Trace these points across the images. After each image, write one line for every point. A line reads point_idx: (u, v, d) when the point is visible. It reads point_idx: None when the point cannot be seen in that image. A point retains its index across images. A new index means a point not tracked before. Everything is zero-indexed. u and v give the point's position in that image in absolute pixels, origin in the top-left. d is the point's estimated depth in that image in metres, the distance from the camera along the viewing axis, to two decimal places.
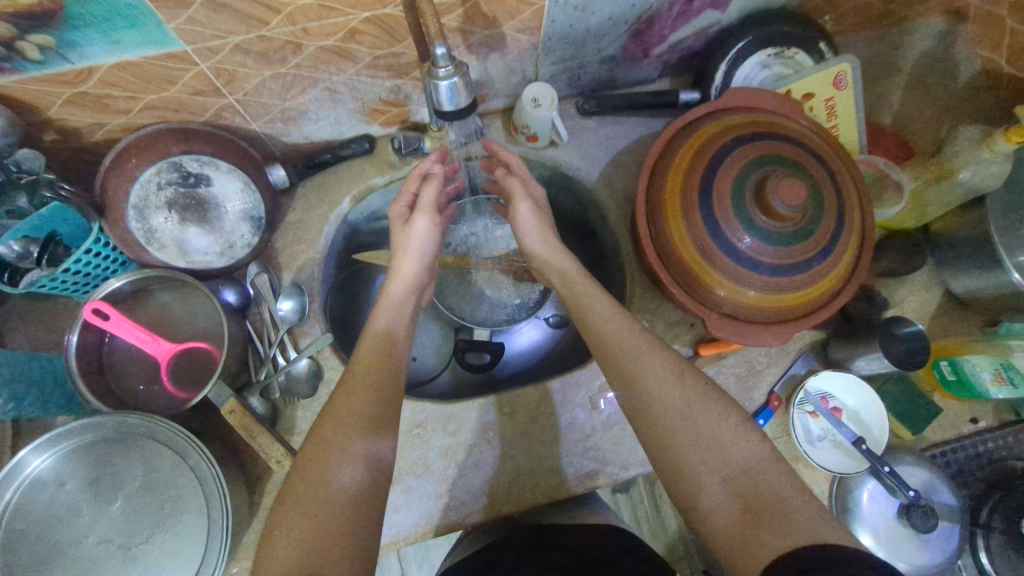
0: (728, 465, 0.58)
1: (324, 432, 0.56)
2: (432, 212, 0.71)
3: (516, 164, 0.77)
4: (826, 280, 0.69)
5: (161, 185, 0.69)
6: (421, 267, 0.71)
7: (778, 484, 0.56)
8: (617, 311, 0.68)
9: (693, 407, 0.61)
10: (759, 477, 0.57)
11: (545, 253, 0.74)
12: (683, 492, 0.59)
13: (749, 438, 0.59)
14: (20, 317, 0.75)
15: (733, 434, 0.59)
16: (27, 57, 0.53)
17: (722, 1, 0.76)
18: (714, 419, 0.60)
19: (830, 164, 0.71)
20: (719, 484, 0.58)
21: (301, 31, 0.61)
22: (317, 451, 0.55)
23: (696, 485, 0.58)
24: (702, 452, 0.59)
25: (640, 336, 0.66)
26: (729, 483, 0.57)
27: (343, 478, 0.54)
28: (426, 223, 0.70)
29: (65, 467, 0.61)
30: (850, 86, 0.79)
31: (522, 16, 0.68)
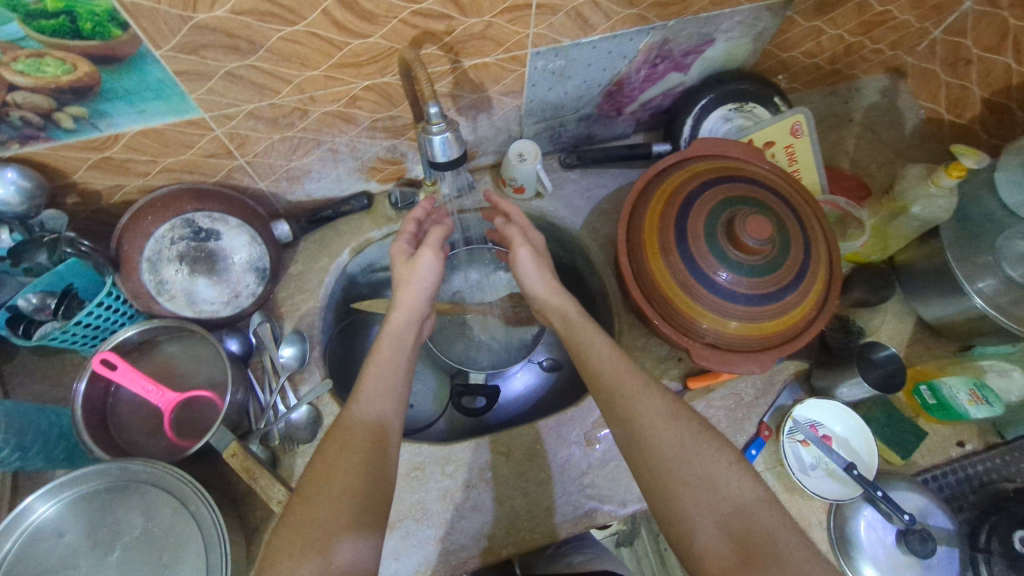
0: (722, 506, 0.58)
1: (328, 456, 0.58)
2: (436, 248, 0.74)
3: (515, 213, 0.81)
4: (799, 308, 0.73)
5: (174, 240, 0.73)
6: (422, 299, 0.74)
7: (772, 527, 0.57)
8: (612, 347, 0.70)
9: (686, 446, 0.62)
10: (752, 520, 0.58)
11: (548, 294, 0.76)
12: (674, 532, 0.59)
13: (741, 478, 0.60)
14: (26, 373, 0.77)
15: (727, 473, 0.60)
16: (62, 126, 0.59)
17: (684, 65, 0.85)
18: (708, 455, 0.61)
19: (792, 202, 0.77)
20: (714, 526, 0.58)
21: (308, 99, 0.68)
22: (321, 476, 0.57)
23: (690, 525, 0.58)
24: (696, 493, 0.59)
25: (636, 373, 0.68)
26: (723, 526, 0.58)
27: (345, 501, 0.56)
28: (432, 258, 0.74)
29: (65, 517, 0.61)
30: (806, 134, 0.87)
31: (507, 81, 0.76)
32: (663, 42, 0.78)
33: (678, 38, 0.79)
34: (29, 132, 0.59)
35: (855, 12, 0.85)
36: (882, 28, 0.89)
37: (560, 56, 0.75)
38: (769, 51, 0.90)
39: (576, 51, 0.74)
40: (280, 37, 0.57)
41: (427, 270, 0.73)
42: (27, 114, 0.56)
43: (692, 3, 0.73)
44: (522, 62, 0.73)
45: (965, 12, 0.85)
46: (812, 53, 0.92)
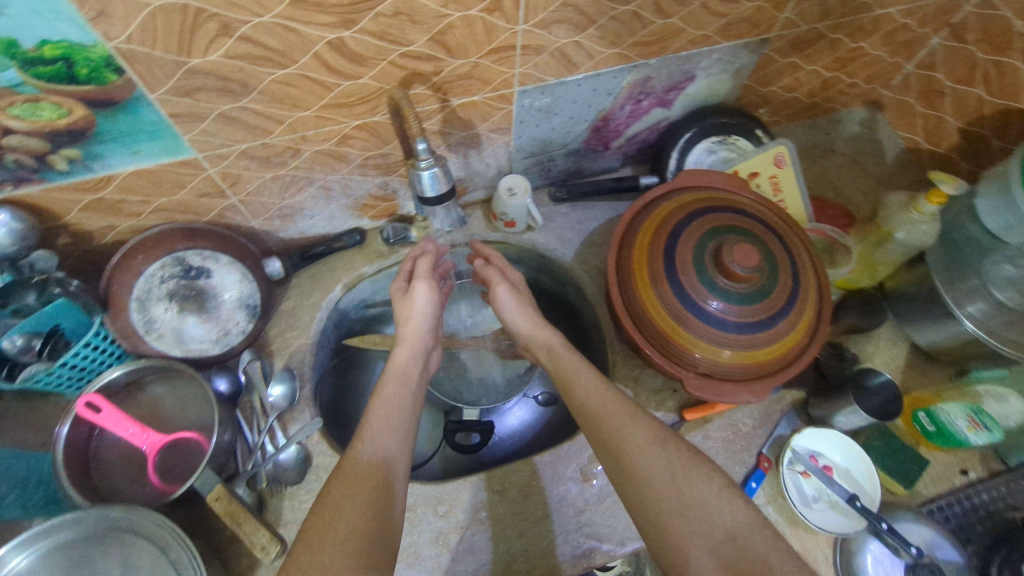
0: (715, 533, 0.58)
1: (334, 491, 0.57)
2: (429, 278, 0.76)
3: (495, 255, 0.85)
4: (791, 335, 0.73)
5: (164, 279, 0.72)
6: (426, 328, 0.75)
7: (766, 551, 0.56)
8: (599, 380, 0.71)
9: (677, 474, 0.61)
10: (746, 547, 0.57)
11: (532, 329, 0.78)
12: (668, 561, 0.58)
13: (733, 505, 0.59)
14: (8, 417, 0.75)
15: (717, 502, 0.59)
16: (55, 168, 0.60)
17: (667, 100, 0.88)
18: (699, 483, 0.60)
19: (778, 231, 0.79)
20: (708, 555, 0.57)
21: (300, 138, 0.69)
22: (327, 511, 0.55)
23: (684, 553, 0.57)
24: (687, 522, 0.58)
25: (623, 407, 0.67)
26: (716, 555, 0.57)
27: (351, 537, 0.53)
28: (426, 288, 0.75)
29: (38, 569, 0.58)
30: (789, 165, 0.89)
31: (495, 119, 0.78)
32: (645, 79, 0.81)
33: (660, 76, 0.81)
34: (23, 174, 0.59)
35: (829, 49, 0.88)
36: (856, 63, 0.92)
37: (546, 94, 0.77)
38: (750, 86, 0.93)
39: (562, 89, 0.77)
40: (273, 79, 0.59)
41: (424, 302, 0.75)
42: (21, 156, 0.57)
43: (672, 43, 0.76)
44: (509, 100, 0.75)
45: (934, 47, 0.89)
46: (791, 88, 0.95)
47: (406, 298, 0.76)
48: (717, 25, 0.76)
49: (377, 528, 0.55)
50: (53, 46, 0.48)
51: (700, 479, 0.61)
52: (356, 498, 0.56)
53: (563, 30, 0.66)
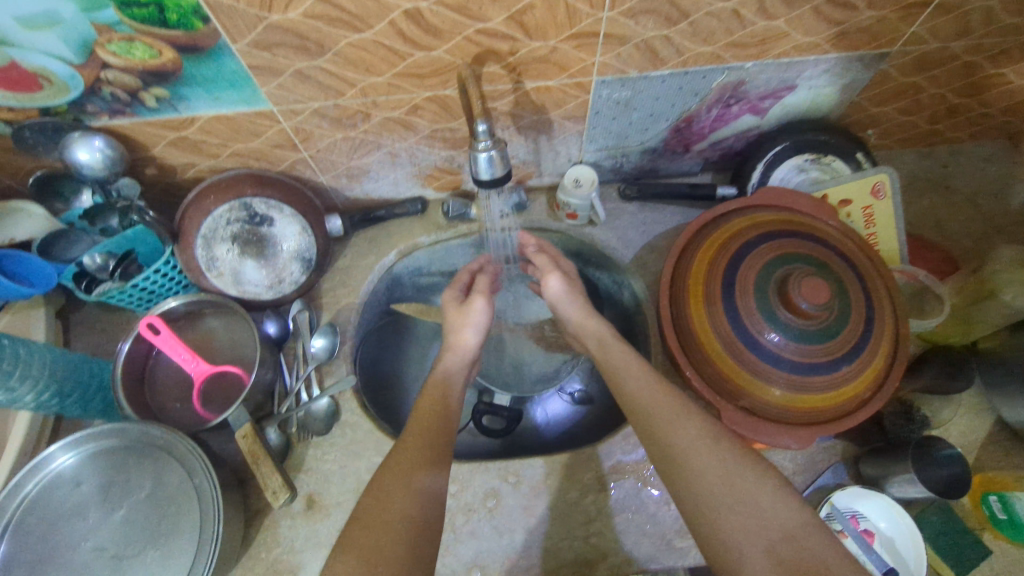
0: (768, 531, 0.51)
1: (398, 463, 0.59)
2: (486, 295, 0.78)
3: (547, 246, 0.85)
4: (852, 385, 0.67)
5: (230, 221, 0.76)
6: (477, 341, 0.77)
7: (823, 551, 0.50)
8: (647, 369, 0.68)
9: (730, 471, 0.56)
10: (804, 547, 0.50)
11: (580, 320, 0.77)
12: (719, 559, 0.53)
13: (786, 499, 0.54)
14: (90, 323, 0.83)
15: (770, 497, 0.54)
16: (145, 104, 0.64)
17: (761, 108, 0.81)
18: (748, 477, 0.55)
19: (861, 268, 0.71)
20: (761, 550, 0.51)
21: (371, 103, 0.69)
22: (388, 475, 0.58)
23: (732, 546, 0.52)
24: (742, 516, 0.53)
25: (675, 399, 0.63)
26: (771, 555, 0.50)
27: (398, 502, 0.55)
28: (482, 304, 0.77)
29: (83, 469, 0.66)
30: (889, 197, 0.80)
31: (569, 106, 0.75)
32: (738, 83, 0.75)
33: (756, 81, 0.75)
34: (117, 107, 0.64)
35: (963, 71, 0.77)
36: (994, 91, 0.81)
37: (627, 86, 0.73)
38: (860, 104, 0.83)
39: (645, 83, 0.72)
40: (348, 43, 0.59)
41: (474, 324, 0.76)
42: (116, 90, 0.62)
43: (772, 47, 0.69)
44: (586, 89, 0.72)
45: None
46: (910, 110, 0.85)
47: (461, 313, 0.77)
48: (830, 32, 0.68)
49: (419, 527, 0.54)
50: None
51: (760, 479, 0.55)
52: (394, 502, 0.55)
53: (651, 22, 0.62)
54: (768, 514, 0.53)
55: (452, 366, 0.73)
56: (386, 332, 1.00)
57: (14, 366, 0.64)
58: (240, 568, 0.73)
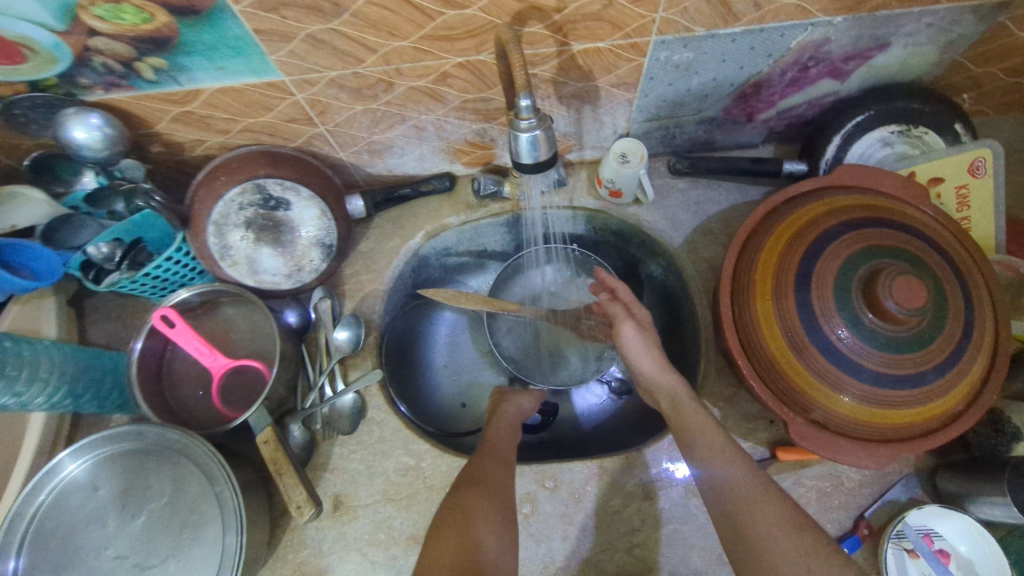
0: None
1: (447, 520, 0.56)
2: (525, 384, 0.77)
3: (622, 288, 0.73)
4: (943, 398, 0.58)
5: (243, 205, 0.70)
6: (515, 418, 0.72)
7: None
8: (717, 430, 0.61)
9: (813, 574, 0.50)
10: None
11: (656, 375, 0.66)
12: None
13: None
14: (104, 310, 0.79)
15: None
16: (142, 76, 0.57)
17: (843, 71, 0.69)
18: (813, 556, 0.50)
19: (958, 261, 0.61)
20: None
21: (394, 71, 0.61)
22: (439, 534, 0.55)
23: None
24: None
25: (740, 458, 0.58)
26: None
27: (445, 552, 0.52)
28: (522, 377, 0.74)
29: (98, 474, 0.62)
30: (989, 174, 0.69)
31: (620, 71, 0.65)
32: (822, 42, 0.64)
33: (843, 39, 0.63)
34: (112, 79, 0.57)
35: None
36: None
37: (689, 47, 0.62)
38: (961, 63, 0.71)
39: (711, 43, 0.62)
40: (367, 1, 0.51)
41: (526, 401, 0.77)
42: (108, 61, 0.54)
43: None
44: (642, 51, 0.62)
45: None
46: (1020, 70, 0.72)
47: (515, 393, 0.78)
48: None
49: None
50: None
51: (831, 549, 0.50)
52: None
53: None
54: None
55: (506, 432, 0.71)
56: (411, 315, 0.93)
57: (20, 369, 0.59)
58: (267, 570, 0.70)
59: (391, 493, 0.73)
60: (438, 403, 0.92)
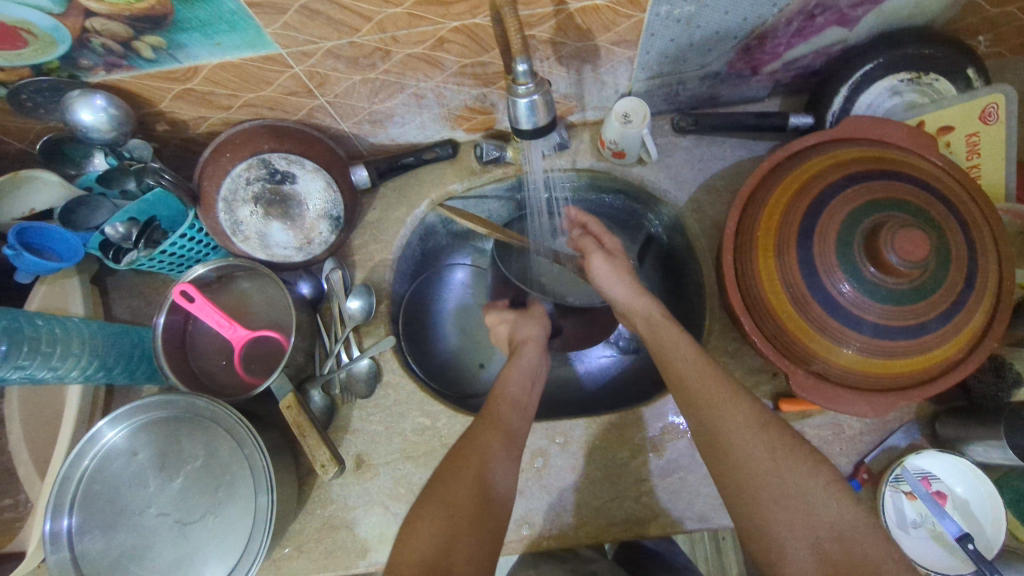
0: (816, 528, 0.51)
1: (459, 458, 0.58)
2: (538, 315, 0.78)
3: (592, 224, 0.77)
4: (943, 348, 0.59)
5: (250, 180, 0.71)
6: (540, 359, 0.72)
7: (875, 553, 0.49)
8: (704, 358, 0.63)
9: (780, 463, 0.54)
10: (855, 559, 0.49)
11: (630, 298, 0.70)
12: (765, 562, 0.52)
13: (839, 498, 0.52)
14: (125, 287, 0.82)
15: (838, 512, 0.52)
16: (141, 55, 0.57)
17: (851, 18, 0.67)
18: (803, 477, 0.53)
19: (964, 211, 0.60)
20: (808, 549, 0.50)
21: (390, 39, 0.60)
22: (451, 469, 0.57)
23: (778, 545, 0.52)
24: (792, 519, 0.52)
25: (723, 381, 0.60)
26: (817, 551, 0.50)
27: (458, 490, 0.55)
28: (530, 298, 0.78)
29: (135, 440, 0.65)
30: (1002, 121, 0.67)
31: (619, 28, 0.64)
32: None
33: None
34: (112, 60, 0.57)
35: None
36: None
37: (689, 0, 0.61)
38: (976, 4, 0.68)
39: None
40: None
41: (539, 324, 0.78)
42: (107, 41, 0.55)
43: None
44: (641, 7, 0.61)
45: None
46: None
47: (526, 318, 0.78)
48: None
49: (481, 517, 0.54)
50: None
51: (825, 489, 0.53)
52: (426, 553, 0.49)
53: None
54: (825, 513, 0.51)
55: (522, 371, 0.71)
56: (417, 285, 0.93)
57: (54, 345, 0.62)
58: (297, 523, 0.75)
59: (410, 452, 0.77)
60: (456, 365, 0.94)
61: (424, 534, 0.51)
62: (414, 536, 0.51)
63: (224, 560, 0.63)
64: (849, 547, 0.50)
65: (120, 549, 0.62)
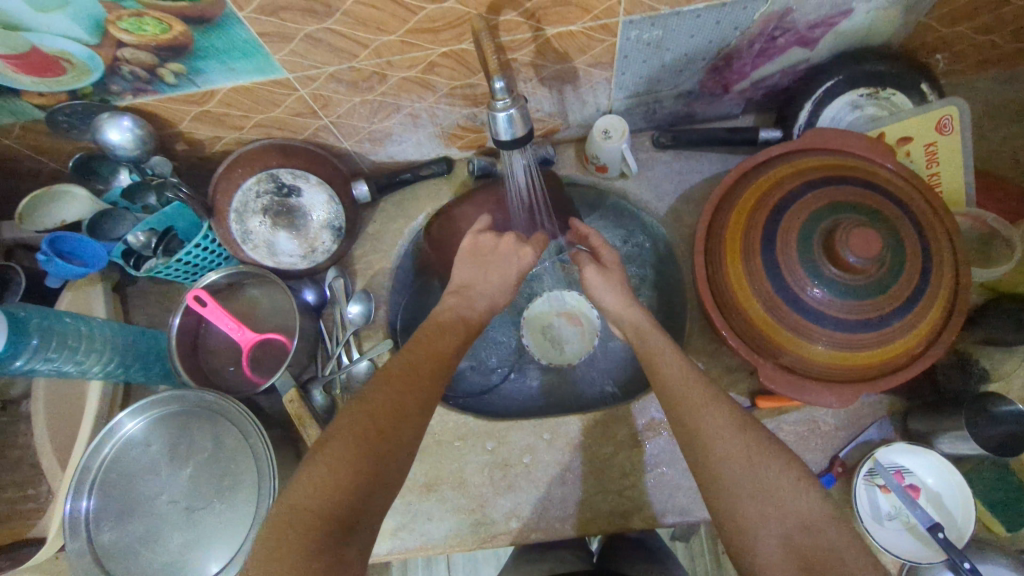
0: (787, 521, 0.53)
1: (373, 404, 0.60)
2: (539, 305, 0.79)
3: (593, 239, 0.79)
4: (902, 341, 0.63)
5: (259, 194, 0.78)
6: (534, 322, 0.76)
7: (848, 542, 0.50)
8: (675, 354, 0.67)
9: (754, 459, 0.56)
10: (821, 540, 0.52)
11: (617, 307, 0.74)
12: (738, 554, 0.54)
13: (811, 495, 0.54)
14: (143, 295, 0.88)
15: (804, 501, 0.54)
16: (164, 81, 0.64)
17: (811, 39, 0.73)
18: (771, 469, 0.56)
19: (918, 214, 0.65)
20: (778, 540, 0.53)
21: (386, 64, 0.67)
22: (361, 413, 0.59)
23: (752, 538, 0.54)
24: (764, 507, 0.54)
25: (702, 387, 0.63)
26: (787, 546, 0.53)
27: (364, 436, 0.57)
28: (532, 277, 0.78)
29: (150, 432, 0.70)
30: (956, 131, 0.72)
31: (594, 51, 0.70)
32: (785, 12, 0.67)
33: (805, 8, 0.67)
34: (139, 85, 0.64)
35: None
36: None
37: (657, 25, 0.67)
38: (929, 25, 0.74)
39: (677, 20, 0.66)
40: (356, 2, 0.57)
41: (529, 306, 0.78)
42: (135, 68, 0.62)
43: None
44: (613, 32, 0.67)
45: None
46: (989, 28, 0.75)
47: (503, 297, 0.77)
48: None
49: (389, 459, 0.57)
50: None
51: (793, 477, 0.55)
52: (330, 507, 0.53)
53: None
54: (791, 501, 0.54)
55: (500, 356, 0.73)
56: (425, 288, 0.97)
57: (78, 341, 0.68)
58: None
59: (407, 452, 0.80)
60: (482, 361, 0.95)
61: (322, 482, 0.54)
62: (313, 486, 0.54)
63: (228, 545, 0.67)
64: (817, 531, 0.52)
65: (132, 535, 0.67)
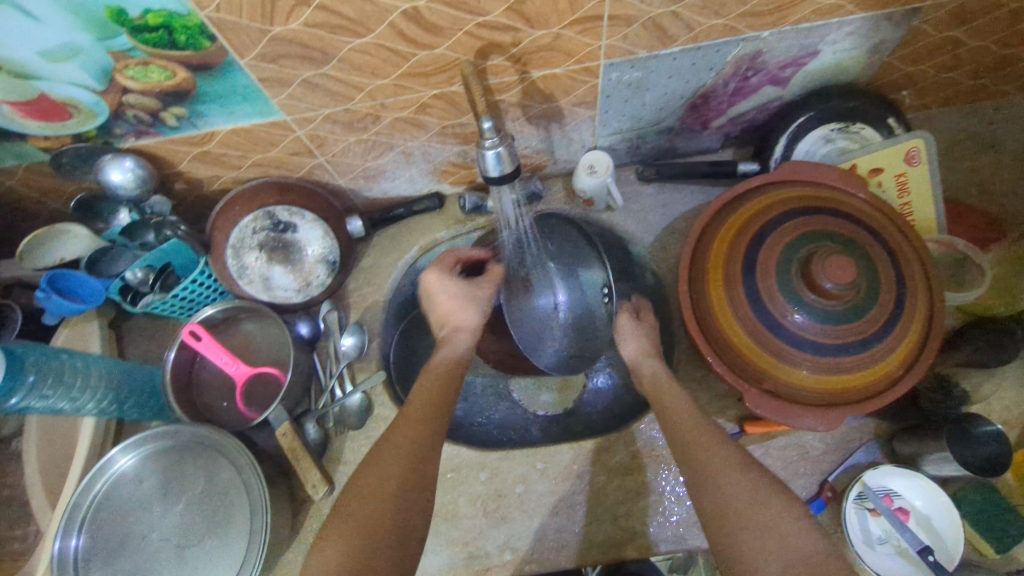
0: (786, 547, 0.53)
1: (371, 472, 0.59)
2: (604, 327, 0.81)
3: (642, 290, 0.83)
4: (882, 364, 0.64)
5: (256, 230, 0.80)
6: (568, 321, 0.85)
7: (842, 565, 0.50)
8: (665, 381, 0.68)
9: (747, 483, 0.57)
10: (817, 565, 0.51)
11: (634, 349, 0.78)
12: None
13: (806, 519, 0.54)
14: (137, 331, 0.89)
15: (797, 524, 0.54)
16: (166, 123, 0.67)
17: (782, 78, 0.77)
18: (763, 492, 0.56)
19: (891, 241, 0.67)
20: (776, 565, 0.52)
21: (380, 105, 0.70)
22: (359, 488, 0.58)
23: (748, 563, 0.53)
24: (758, 531, 0.54)
25: (704, 428, 0.66)
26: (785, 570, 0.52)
27: (365, 507, 0.56)
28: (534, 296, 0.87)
29: (142, 467, 0.70)
30: (924, 163, 0.76)
31: (578, 92, 0.74)
32: (756, 54, 0.71)
33: (775, 50, 0.71)
34: (142, 128, 0.67)
35: (1007, 20, 0.72)
36: None
37: (636, 67, 0.71)
38: (891, 65, 0.79)
39: (655, 63, 0.70)
40: (351, 48, 0.60)
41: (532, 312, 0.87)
42: (139, 112, 0.65)
43: (792, 13, 0.66)
44: (595, 74, 0.71)
45: None
46: (948, 66, 0.80)
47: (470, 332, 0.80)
48: None
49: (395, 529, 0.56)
50: (154, 15, 0.52)
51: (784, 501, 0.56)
52: None
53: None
54: (784, 525, 0.54)
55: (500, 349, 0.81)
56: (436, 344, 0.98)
57: (74, 377, 0.69)
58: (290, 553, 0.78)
59: None
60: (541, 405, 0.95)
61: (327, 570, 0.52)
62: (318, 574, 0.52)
63: None
64: (811, 556, 0.52)
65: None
